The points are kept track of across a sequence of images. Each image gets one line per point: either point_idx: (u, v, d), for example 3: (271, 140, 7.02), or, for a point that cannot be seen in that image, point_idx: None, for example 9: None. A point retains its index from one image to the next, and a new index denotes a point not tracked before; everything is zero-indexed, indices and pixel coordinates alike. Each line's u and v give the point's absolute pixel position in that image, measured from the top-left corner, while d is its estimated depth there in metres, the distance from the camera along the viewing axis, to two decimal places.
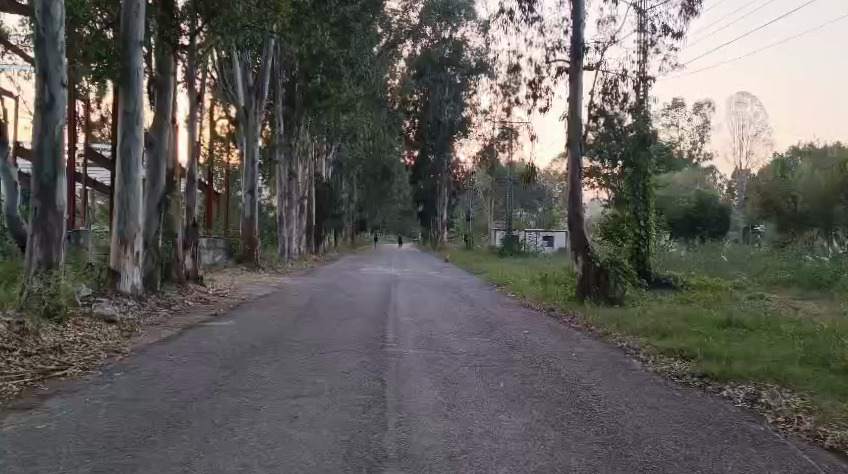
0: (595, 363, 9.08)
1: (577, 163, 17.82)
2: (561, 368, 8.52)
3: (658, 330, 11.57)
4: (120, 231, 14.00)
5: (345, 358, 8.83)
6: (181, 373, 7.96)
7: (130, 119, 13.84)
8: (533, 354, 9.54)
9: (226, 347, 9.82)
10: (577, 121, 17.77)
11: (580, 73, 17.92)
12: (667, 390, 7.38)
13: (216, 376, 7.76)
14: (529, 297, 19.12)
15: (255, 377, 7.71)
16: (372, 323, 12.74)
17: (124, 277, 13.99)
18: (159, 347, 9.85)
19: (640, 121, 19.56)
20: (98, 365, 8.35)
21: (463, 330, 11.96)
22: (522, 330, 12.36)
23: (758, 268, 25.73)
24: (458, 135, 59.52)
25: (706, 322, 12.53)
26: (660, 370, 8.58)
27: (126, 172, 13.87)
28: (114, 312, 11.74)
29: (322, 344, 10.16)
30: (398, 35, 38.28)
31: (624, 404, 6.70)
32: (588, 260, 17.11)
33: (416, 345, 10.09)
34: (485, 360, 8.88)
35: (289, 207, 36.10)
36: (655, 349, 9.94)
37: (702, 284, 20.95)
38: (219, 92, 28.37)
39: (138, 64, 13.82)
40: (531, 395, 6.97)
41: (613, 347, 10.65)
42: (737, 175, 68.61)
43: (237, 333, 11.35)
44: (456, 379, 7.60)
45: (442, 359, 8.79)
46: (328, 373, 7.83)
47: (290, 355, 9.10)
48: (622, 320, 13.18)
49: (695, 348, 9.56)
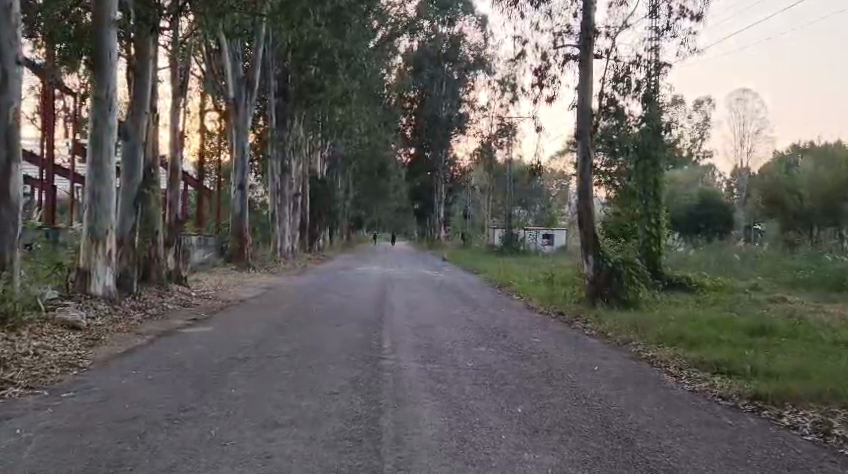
0: (621, 378, 8.01)
1: (585, 156, 16.60)
2: (586, 387, 7.36)
3: (683, 337, 10.51)
4: (92, 229, 12.72)
5: (336, 373, 7.68)
6: (142, 393, 6.75)
7: (102, 105, 12.52)
8: (547, 368, 8.44)
9: (202, 358, 8.67)
10: (586, 111, 16.60)
11: (591, 58, 16.71)
12: (714, 417, 6.31)
13: (179, 399, 6.55)
14: (535, 298, 18.08)
15: (228, 399, 6.52)
16: (368, 330, 11.57)
17: (96, 278, 12.70)
18: (124, 359, 8.64)
19: (652, 111, 18.46)
20: (48, 382, 7.14)
21: (468, 338, 10.85)
22: (533, 339, 11.19)
23: (771, 269, 24.73)
24: (456, 133, 57.94)
25: (736, 328, 11.52)
26: (699, 389, 7.50)
27: (98, 165, 12.64)
28: (80, 319, 10.53)
29: (311, 354, 9.04)
30: (394, 29, 37.01)
31: (669, 438, 5.64)
32: (599, 261, 16.07)
33: (416, 356, 8.96)
34: (495, 375, 7.78)
35: (283, 204, 34.87)
36: (687, 362, 8.88)
37: (717, 286, 19.77)
38: (208, 83, 27.15)
39: (111, 46, 12.51)
40: (559, 424, 5.88)
41: (635, 357, 9.60)
42: (737, 174, 67.97)
43: (215, 342, 10.14)
44: (464, 401, 6.48)
45: (447, 376, 7.62)
46: (315, 393, 6.71)
47: (276, 370, 7.92)
48: (641, 326, 12.12)
49: (734, 361, 8.53)
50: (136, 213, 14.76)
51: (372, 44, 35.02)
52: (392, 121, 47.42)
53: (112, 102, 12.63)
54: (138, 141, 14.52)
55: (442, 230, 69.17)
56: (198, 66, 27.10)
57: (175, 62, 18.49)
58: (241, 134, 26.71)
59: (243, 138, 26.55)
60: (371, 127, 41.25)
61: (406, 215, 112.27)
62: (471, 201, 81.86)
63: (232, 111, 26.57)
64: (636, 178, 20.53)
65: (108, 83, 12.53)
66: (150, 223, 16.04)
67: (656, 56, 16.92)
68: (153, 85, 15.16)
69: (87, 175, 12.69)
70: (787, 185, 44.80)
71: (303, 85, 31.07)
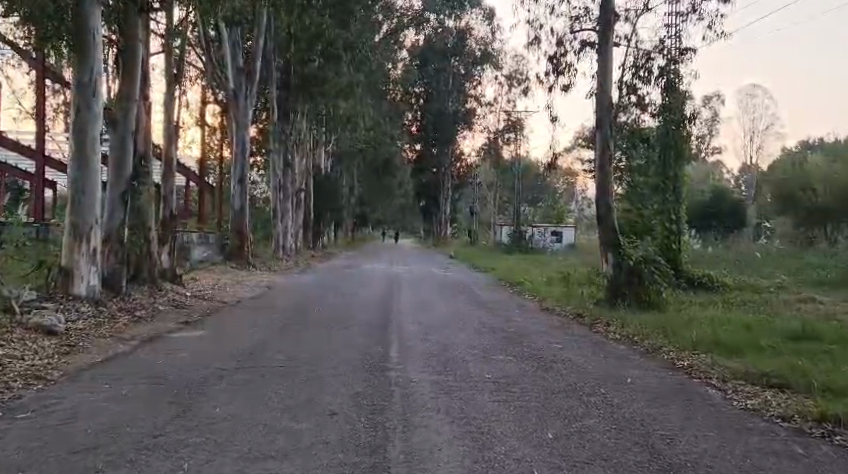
0: (661, 393, 7.04)
1: (604, 148, 15.64)
2: (624, 405, 6.40)
3: (720, 342, 9.54)
4: (73, 228, 11.76)
5: (337, 389, 6.70)
6: (112, 412, 5.78)
7: (84, 91, 11.60)
8: (575, 380, 7.48)
9: (186, 369, 7.72)
10: (604, 98, 15.59)
11: (610, 44, 15.74)
12: (782, 445, 5.35)
13: (154, 419, 5.62)
14: (548, 299, 17.01)
15: (210, 422, 5.55)
16: (373, 335, 10.60)
17: (79, 278, 11.79)
18: (100, 369, 7.71)
19: (673, 101, 17.48)
20: (3, 399, 6.21)
21: (486, 345, 9.86)
22: (554, 344, 10.19)
23: (793, 267, 23.68)
24: (462, 129, 57.02)
25: (775, 331, 10.49)
26: (753, 406, 6.54)
27: (81, 155, 11.70)
28: (58, 323, 9.59)
29: (310, 364, 8.10)
30: (400, 21, 36.07)
31: (734, 471, 4.68)
32: (619, 259, 15.04)
33: (428, 366, 8.02)
34: (518, 391, 6.81)
35: (285, 200, 33.90)
36: (731, 374, 7.90)
37: (738, 285, 18.76)
38: (208, 75, 26.22)
39: (94, 25, 11.56)
40: (600, 453, 4.94)
41: (671, 367, 8.58)
42: (746, 171, 67.04)
43: (204, 349, 9.18)
44: (487, 425, 5.54)
45: (463, 391, 6.69)
46: (313, 414, 5.78)
47: (269, 385, 6.93)
48: (670, 329, 11.12)
49: (791, 373, 7.53)
50: (125, 208, 13.82)
51: (377, 38, 34.20)
52: (396, 116, 46.48)
53: (95, 88, 11.75)
54: (128, 130, 13.51)
55: (447, 228, 68.13)
56: (197, 56, 26.17)
57: (170, 50, 17.54)
58: (242, 129, 25.83)
59: (244, 134, 25.64)
60: (376, 123, 40.37)
61: (410, 212, 111.62)
62: (476, 200, 81.00)
63: (233, 103, 25.59)
64: (655, 171, 19.48)
65: (92, 66, 11.64)
66: (142, 218, 15.15)
67: (680, 40, 15.92)
68: (143, 71, 14.25)
69: (71, 168, 11.74)
70: (802, 181, 44.08)
71: (304, 77, 30.13)
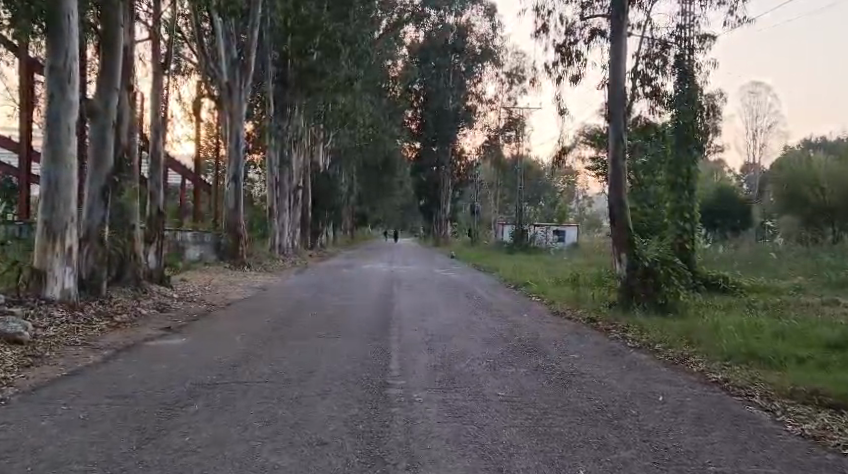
0: (700, 414, 6.14)
1: (618, 140, 14.67)
2: (662, 431, 5.52)
3: (754, 352, 8.69)
4: (47, 225, 10.85)
5: (329, 412, 5.81)
6: (62, 443, 4.89)
7: (58, 77, 10.70)
8: (601, 399, 6.60)
9: (161, 386, 6.84)
10: (617, 88, 14.64)
11: (623, 32, 14.81)
12: None
13: (113, 450, 4.75)
14: (558, 302, 16.03)
15: (178, 455, 4.68)
16: (372, 343, 9.73)
17: (51, 280, 10.87)
18: (65, 385, 6.84)
19: (686, 93, 16.60)
20: None
21: (496, 354, 9.03)
22: (569, 354, 9.34)
23: (807, 268, 22.85)
24: (464, 127, 56.17)
25: (812, 340, 9.64)
26: (810, 430, 5.68)
27: (54, 149, 10.79)
28: (24, 330, 8.70)
29: (299, 378, 7.25)
30: (399, 16, 35.13)
31: None
32: (634, 261, 14.14)
33: (434, 381, 7.16)
34: (538, 415, 5.90)
35: (281, 198, 33.00)
36: (774, 390, 7.04)
37: (756, 286, 17.95)
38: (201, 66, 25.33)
39: (70, 8, 10.69)
40: None
41: (701, 381, 7.71)
42: (747, 169, 66.21)
43: (186, 359, 8.30)
44: (507, 459, 4.67)
45: (474, 415, 5.78)
46: (299, 445, 4.88)
47: (251, 405, 6.06)
48: (694, 336, 10.26)
49: (843, 389, 6.69)
50: (106, 205, 12.91)
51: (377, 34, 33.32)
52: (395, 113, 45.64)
53: (70, 74, 10.83)
54: (108, 122, 12.65)
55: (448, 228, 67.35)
56: (189, 46, 25.18)
57: (156, 38, 16.56)
58: (237, 124, 24.80)
59: (240, 128, 24.67)
60: (376, 120, 39.61)
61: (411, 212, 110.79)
62: (476, 199, 80.18)
63: (225, 95, 24.61)
64: (669, 169, 18.49)
65: (68, 51, 10.75)
66: (126, 215, 14.27)
67: (696, 28, 15.03)
68: (126, 60, 13.33)
69: (43, 160, 10.80)
70: (804, 176, 43.25)
71: (302, 72, 29.14)
